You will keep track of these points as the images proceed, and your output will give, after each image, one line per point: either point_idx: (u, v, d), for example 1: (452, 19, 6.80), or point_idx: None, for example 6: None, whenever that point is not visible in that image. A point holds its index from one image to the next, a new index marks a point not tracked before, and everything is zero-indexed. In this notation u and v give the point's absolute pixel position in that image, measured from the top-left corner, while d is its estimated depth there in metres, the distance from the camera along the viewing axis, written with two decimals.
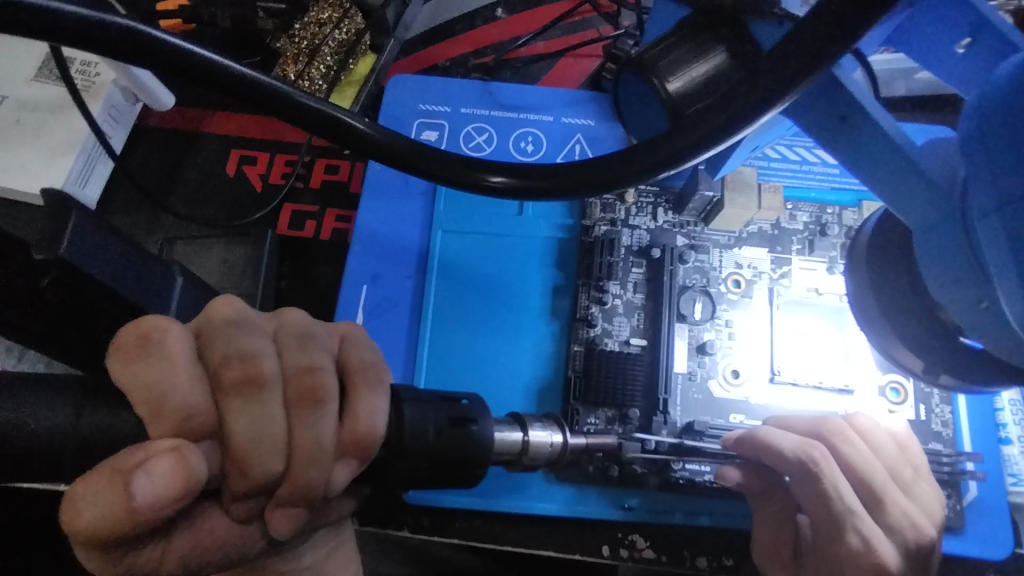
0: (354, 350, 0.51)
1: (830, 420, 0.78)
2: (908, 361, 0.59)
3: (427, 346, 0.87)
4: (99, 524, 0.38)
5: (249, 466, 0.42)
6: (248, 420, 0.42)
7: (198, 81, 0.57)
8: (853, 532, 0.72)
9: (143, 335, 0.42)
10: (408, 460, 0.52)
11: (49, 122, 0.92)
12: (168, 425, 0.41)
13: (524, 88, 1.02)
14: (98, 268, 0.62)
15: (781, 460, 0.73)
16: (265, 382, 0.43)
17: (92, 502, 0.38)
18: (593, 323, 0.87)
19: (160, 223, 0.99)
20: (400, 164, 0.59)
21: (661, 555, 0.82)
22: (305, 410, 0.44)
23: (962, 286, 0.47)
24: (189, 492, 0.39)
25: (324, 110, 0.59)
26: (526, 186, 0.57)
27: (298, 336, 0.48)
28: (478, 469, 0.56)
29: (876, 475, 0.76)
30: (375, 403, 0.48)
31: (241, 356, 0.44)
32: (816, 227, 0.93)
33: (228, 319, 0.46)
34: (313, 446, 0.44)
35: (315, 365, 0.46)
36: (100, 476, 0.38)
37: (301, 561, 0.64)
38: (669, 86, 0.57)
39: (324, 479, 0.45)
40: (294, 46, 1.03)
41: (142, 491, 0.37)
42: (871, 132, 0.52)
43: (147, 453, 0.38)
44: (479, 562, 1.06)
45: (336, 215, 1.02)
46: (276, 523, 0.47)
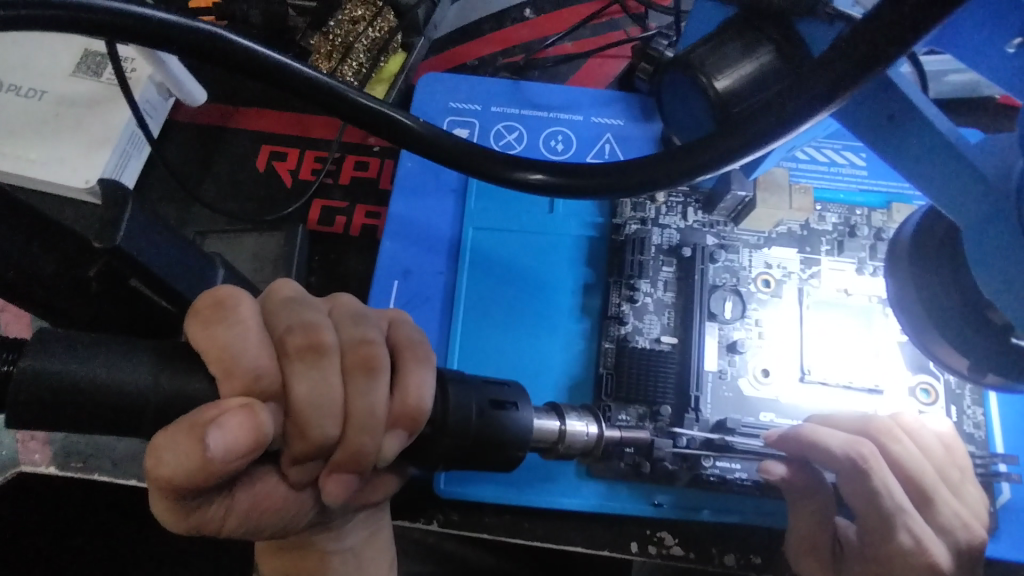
0: (402, 330, 0.55)
1: (878, 419, 0.79)
2: (951, 359, 0.60)
3: (459, 341, 0.87)
4: (179, 472, 0.41)
5: (309, 429, 0.45)
6: (309, 385, 0.45)
7: (259, 77, 0.60)
8: (904, 529, 0.74)
9: (218, 302, 0.46)
10: (451, 437, 0.55)
11: (87, 115, 0.93)
12: (237, 384, 0.43)
13: (554, 88, 1.03)
14: (146, 256, 0.66)
15: (830, 457, 0.75)
16: (324, 350, 0.46)
17: (172, 452, 0.41)
18: (624, 320, 0.87)
19: (192, 215, 1.01)
20: (449, 161, 0.61)
21: (689, 553, 0.83)
22: (361, 379, 0.47)
23: (1015, 282, 0.47)
24: (258, 445, 0.41)
25: (378, 109, 0.61)
26: (569, 185, 0.58)
27: (352, 315, 0.51)
28: (516, 452, 0.60)
29: (926, 474, 0.77)
30: (422, 378, 0.51)
31: (303, 326, 0.47)
32: (846, 228, 0.93)
33: (289, 297, 0.50)
34: (366, 414, 0.47)
35: (368, 338, 0.49)
36: (177, 429, 0.41)
37: (343, 541, 0.66)
38: (716, 84, 0.57)
39: (375, 447, 0.48)
40: (328, 43, 1.03)
41: (215, 445, 0.39)
42: (920, 130, 0.53)
43: (218, 409, 0.40)
44: (494, 560, 1.06)
45: (365, 211, 1.03)
46: (330, 488, 0.50)
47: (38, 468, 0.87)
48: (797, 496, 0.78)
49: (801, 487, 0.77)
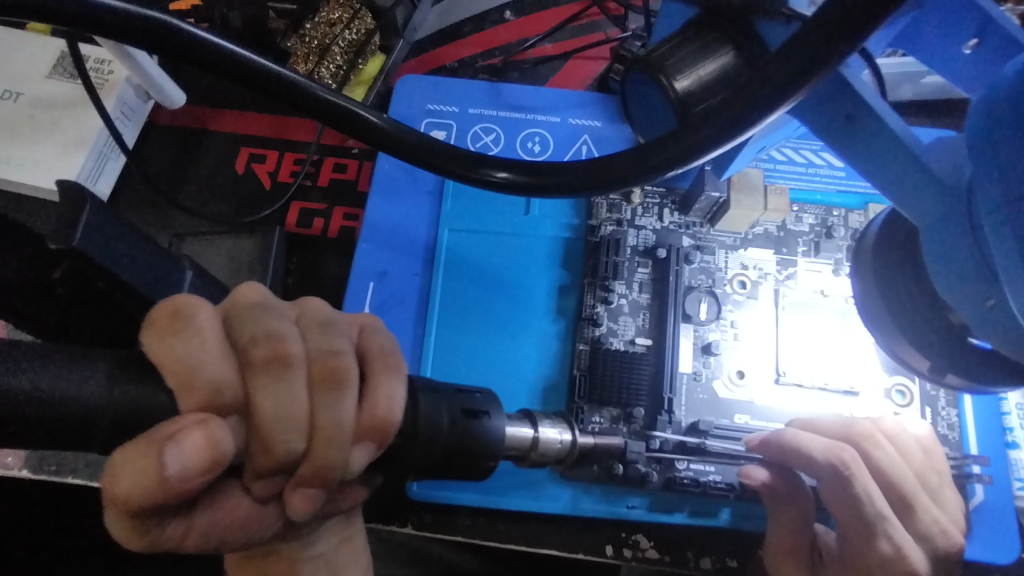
0: (374, 338, 0.53)
1: (860, 423, 0.78)
2: (914, 361, 0.59)
3: (433, 342, 0.87)
4: (135, 490, 0.40)
5: (274, 443, 0.43)
6: (275, 399, 0.43)
7: (220, 73, 0.59)
8: (886, 538, 0.73)
9: (176, 311, 0.43)
10: (422, 446, 0.53)
11: (63, 118, 0.93)
12: (196, 398, 0.41)
13: (532, 90, 1.02)
14: (113, 257, 0.64)
15: (811, 463, 0.73)
16: (290, 362, 0.44)
17: (129, 469, 0.40)
18: (598, 322, 0.87)
19: (171, 218, 1.01)
20: (411, 159, 0.60)
21: (664, 556, 0.82)
22: (328, 392, 0.45)
23: (967, 283, 0.47)
24: (216, 464, 0.40)
25: (338, 102, 0.60)
26: (532, 183, 0.56)
27: (319, 322, 0.50)
28: (488, 460, 0.59)
29: (908, 479, 0.77)
30: (393, 390, 0.50)
31: (270, 336, 0.45)
32: (822, 229, 0.93)
33: (253, 303, 0.48)
34: (333, 427, 0.45)
35: (337, 349, 0.47)
36: (135, 447, 0.40)
37: (314, 548, 0.65)
38: (677, 85, 0.57)
39: (343, 462, 0.46)
40: (304, 46, 1.04)
41: (173, 462, 0.39)
42: (879, 130, 0.52)
43: (176, 425, 0.39)
44: (478, 560, 1.04)
45: (344, 214, 1.03)
46: (295, 504, 0.48)
47: (10, 472, 0.85)
48: (778, 503, 0.77)
49: (788, 493, 0.76)
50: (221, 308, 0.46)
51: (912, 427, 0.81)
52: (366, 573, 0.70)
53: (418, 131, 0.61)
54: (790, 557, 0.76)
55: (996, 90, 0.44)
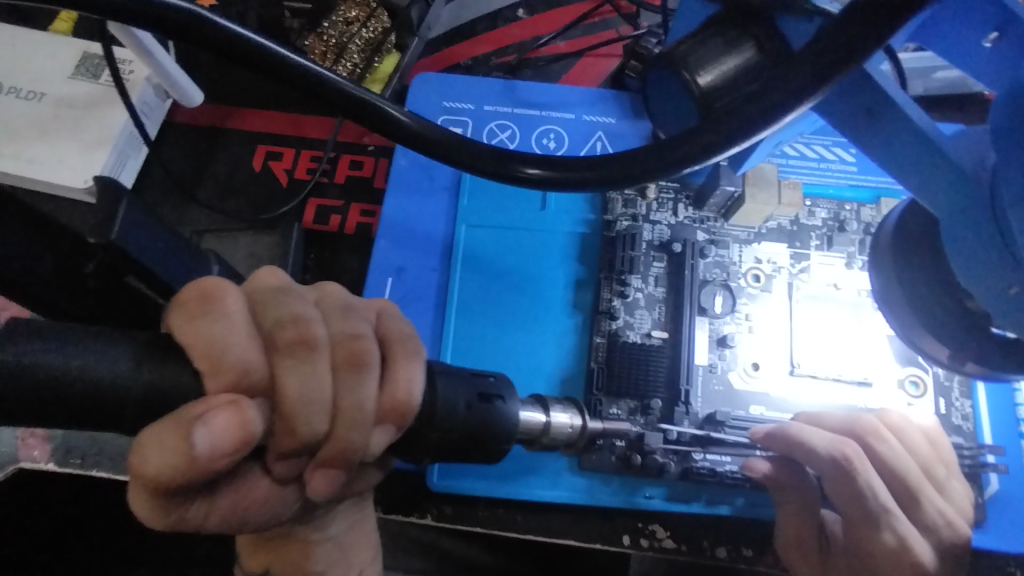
0: (392, 323, 0.54)
1: (865, 418, 0.80)
2: (933, 350, 0.60)
3: (452, 336, 0.89)
4: (162, 471, 0.40)
5: (297, 425, 0.44)
6: (299, 380, 0.44)
7: (250, 67, 0.60)
8: (888, 529, 0.76)
9: (203, 294, 0.44)
10: (437, 429, 0.55)
11: (86, 117, 0.94)
12: (226, 379, 0.42)
13: (547, 87, 1.04)
14: (140, 250, 0.66)
15: (814, 457, 0.76)
16: (316, 344, 0.45)
17: (156, 449, 0.40)
18: (615, 315, 0.88)
19: (190, 214, 1.02)
20: (436, 154, 0.60)
21: (682, 545, 0.84)
22: (350, 374, 0.46)
23: (990, 272, 0.49)
24: (245, 443, 0.41)
25: (362, 97, 0.60)
26: (560, 178, 0.57)
27: (339, 307, 0.50)
28: (504, 444, 0.60)
29: (912, 472, 0.78)
30: (412, 372, 0.50)
31: (295, 319, 0.45)
32: (835, 223, 0.94)
33: (273, 287, 0.49)
34: (356, 409, 0.46)
35: (357, 332, 0.48)
36: (163, 427, 0.40)
37: (326, 531, 0.66)
38: (699, 80, 0.58)
39: (364, 443, 0.48)
40: (322, 44, 1.06)
41: (203, 442, 0.39)
42: (900, 123, 0.53)
43: (206, 405, 0.40)
44: (490, 557, 1.05)
45: (360, 210, 1.04)
46: (316, 483, 0.49)
47: (37, 465, 0.87)
48: (783, 495, 0.78)
49: (789, 486, 0.77)
50: (242, 290, 0.46)
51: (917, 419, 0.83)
52: (372, 556, 0.72)
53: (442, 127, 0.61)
54: (801, 548, 0.78)
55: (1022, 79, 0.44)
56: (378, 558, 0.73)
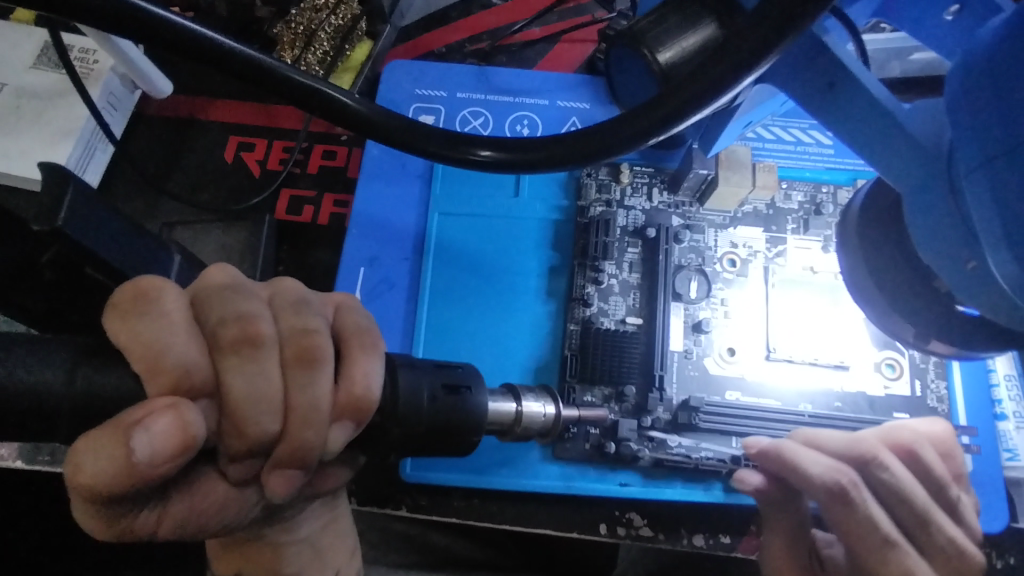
0: (350, 316, 0.52)
1: (865, 441, 0.76)
2: (901, 329, 0.59)
3: (424, 326, 0.87)
4: (100, 478, 0.39)
5: (247, 425, 0.43)
6: (246, 377, 0.42)
7: (195, 59, 0.58)
8: (898, 564, 0.71)
9: (140, 292, 0.42)
10: (403, 424, 0.53)
11: (49, 108, 0.93)
12: (164, 382, 0.41)
13: (520, 73, 1.02)
14: (94, 240, 0.65)
15: (807, 481, 0.73)
16: (262, 342, 0.43)
17: (94, 457, 0.39)
18: (589, 302, 0.87)
19: (161, 207, 1.00)
20: (393, 141, 0.60)
21: (659, 533, 0.83)
22: (302, 371, 0.44)
23: (949, 247, 0.48)
24: (188, 449, 0.39)
25: (310, 85, 0.59)
26: (516, 160, 0.56)
27: (293, 302, 0.48)
28: (471, 435, 0.58)
29: (923, 498, 0.74)
30: (370, 366, 0.49)
31: (239, 317, 0.44)
32: (811, 207, 0.93)
33: (223, 284, 0.46)
34: (309, 407, 0.44)
35: (310, 328, 0.46)
36: (101, 432, 0.39)
37: (297, 532, 0.65)
38: (660, 57, 0.57)
39: (321, 442, 0.46)
40: (291, 32, 1.04)
41: (141, 448, 0.38)
42: (860, 96, 0.52)
43: (144, 410, 0.38)
44: (480, 552, 0.97)
45: (333, 201, 1.03)
46: (273, 485, 0.47)
47: (6, 463, 0.85)
48: (774, 509, 0.78)
49: (780, 501, 0.77)
50: (187, 291, 0.45)
51: (920, 427, 0.80)
52: (349, 556, 0.70)
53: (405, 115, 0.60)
54: (787, 565, 0.76)
55: (977, 50, 0.43)
56: (354, 557, 0.71)
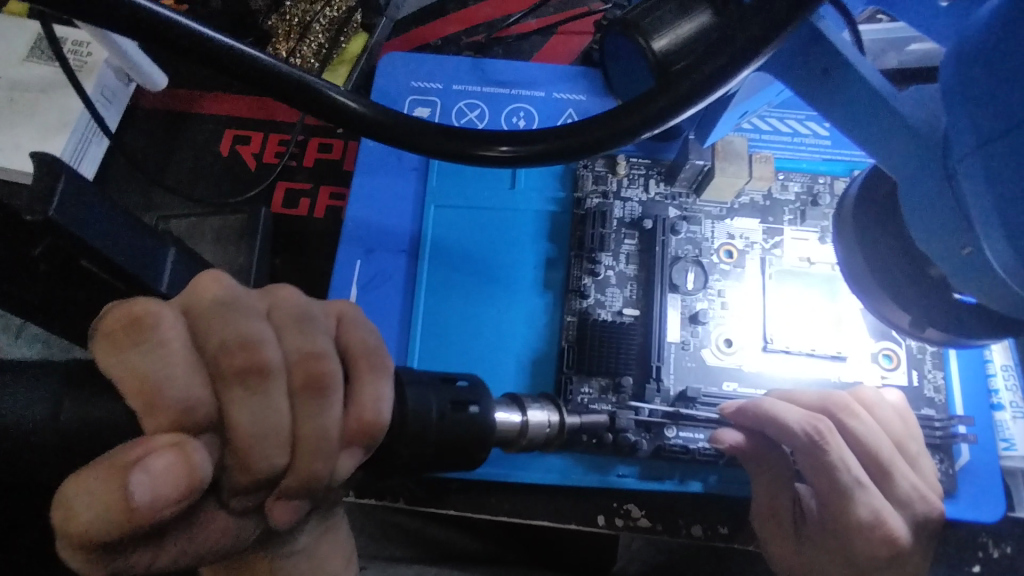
0: (355, 333, 0.48)
1: (836, 395, 0.80)
2: (895, 317, 0.59)
3: (422, 315, 0.87)
4: (93, 527, 0.34)
5: (254, 461, 0.39)
6: (251, 412, 0.39)
7: (171, 50, 0.53)
8: (863, 504, 0.75)
9: (134, 320, 0.37)
10: (411, 445, 0.51)
11: (43, 102, 0.93)
12: (164, 420, 0.36)
13: (516, 65, 1.02)
14: (81, 229, 0.64)
15: (787, 431, 0.75)
16: (269, 372, 0.39)
17: (85, 503, 0.34)
18: (585, 293, 0.87)
19: (157, 202, 1.00)
20: (389, 138, 0.57)
21: (656, 525, 0.82)
22: (311, 400, 0.41)
23: (946, 234, 0.47)
24: (192, 490, 0.35)
25: (299, 75, 0.56)
26: (524, 153, 0.54)
27: (296, 316, 0.44)
28: (479, 452, 0.56)
29: (885, 449, 0.78)
30: (379, 390, 0.46)
31: (244, 343, 0.39)
32: (808, 197, 0.93)
33: (217, 300, 0.40)
34: (317, 436, 0.41)
35: (319, 351, 0.43)
36: (93, 474, 0.34)
37: (293, 538, 0.63)
38: (655, 46, 0.56)
39: (329, 471, 0.43)
40: (285, 24, 1.04)
41: (140, 492, 0.33)
42: (854, 82, 0.53)
43: (144, 448, 0.34)
44: (479, 545, 0.97)
45: (330, 193, 1.03)
46: (277, 514, 0.44)
47: None
48: (756, 463, 0.78)
49: (762, 456, 0.78)
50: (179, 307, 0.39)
51: (887, 395, 0.82)
52: (346, 563, 0.69)
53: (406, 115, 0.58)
54: (775, 522, 0.78)
55: (971, 34, 0.43)
56: (351, 563, 0.69)
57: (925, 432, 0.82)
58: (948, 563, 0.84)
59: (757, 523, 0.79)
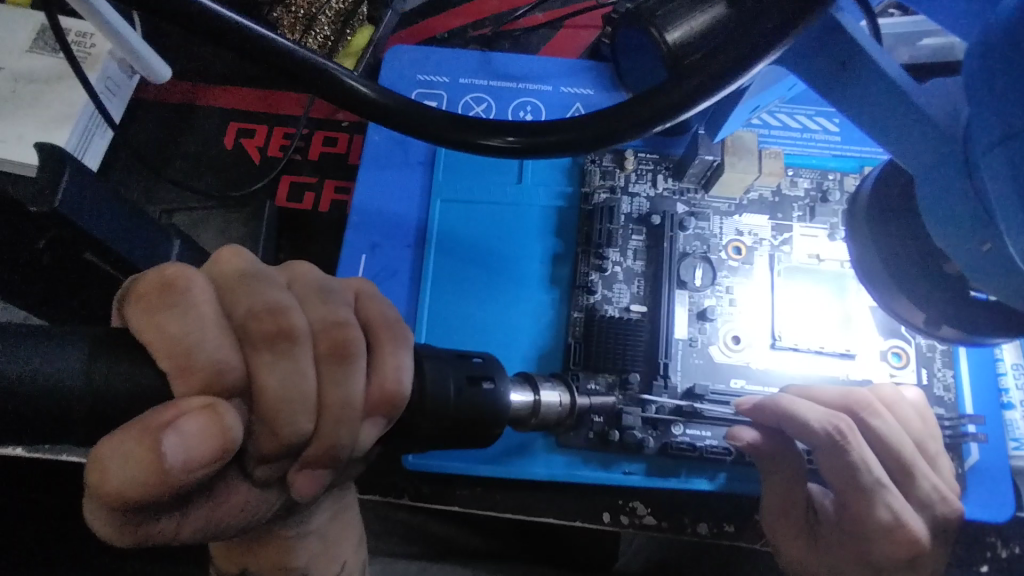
0: (373, 305, 0.47)
1: (858, 392, 0.79)
2: (909, 315, 0.59)
3: (427, 309, 0.87)
4: (129, 488, 0.33)
5: (280, 426, 0.38)
6: (279, 376, 0.38)
7: (181, 26, 0.53)
8: (883, 504, 0.75)
9: (167, 283, 0.36)
10: (431, 421, 0.50)
11: (46, 92, 0.92)
12: (196, 381, 0.36)
13: (524, 58, 1.01)
14: (83, 217, 0.64)
15: (806, 429, 0.74)
16: (297, 336, 0.38)
17: (122, 463, 0.33)
18: (593, 289, 0.87)
19: (160, 193, 1.00)
20: (398, 127, 0.56)
21: (661, 522, 0.82)
22: (336, 366, 0.40)
23: (966, 230, 0.47)
24: (224, 453, 0.35)
25: (306, 56, 0.54)
26: (534, 143, 0.53)
27: (316, 290, 0.43)
28: (495, 427, 0.56)
29: (907, 448, 0.78)
30: (400, 359, 0.45)
31: (271, 309, 0.39)
32: (817, 193, 0.92)
33: (240, 271, 0.40)
34: (342, 405, 0.41)
35: (341, 320, 0.42)
36: (127, 434, 0.34)
37: (309, 523, 0.62)
38: (669, 38, 0.55)
39: (352, 440, 0.42)
40: (290, 16, 1.03)
41: (174, 453, 0.33)
42: (872, 76, 0.52)
43: (176, 411, 0.34)
44: (483, 542, 0.96)
45: (334, 187, 1.02)
46: (300, 485, 0.43)
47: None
48: (770, 465, 0.77)
49: (779, 455, 0.76)
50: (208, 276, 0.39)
51: (907, 392, 0.81)
52: (356, 549, 0.68)
53: (420, 101, 0.56)
54: (785, 518, 0.78)
55: (993, 26, 0.42)
56: (362, 547, 0.69)
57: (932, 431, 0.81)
58: (957, 563, 0.83)
59: (768, 521, 0.79)
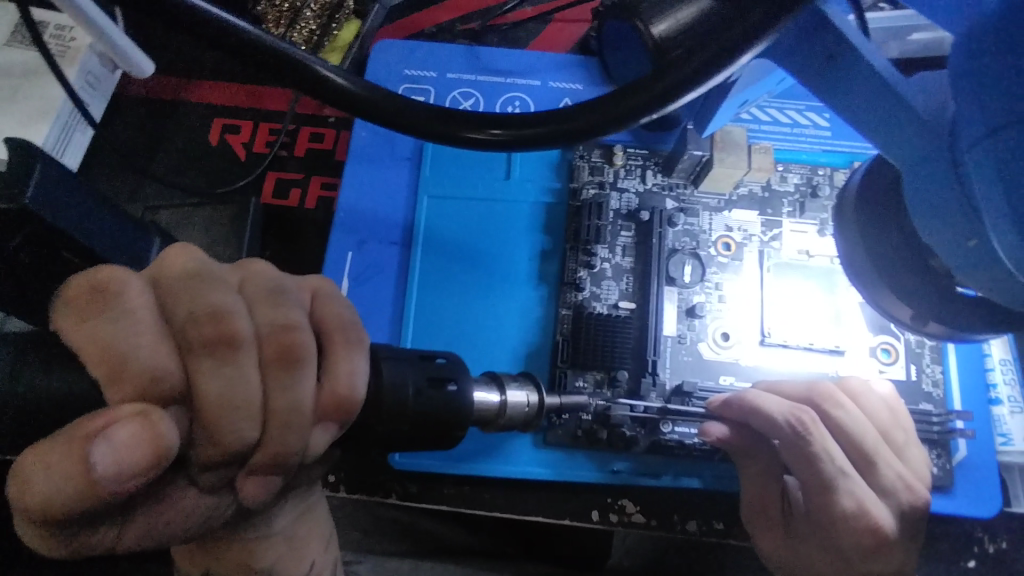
0: (331, 307, 0.46)
1: (821, 384, 0.78)
2: (897, 311, 0.59)
3: (414, 305, 0.86)
4: (57, 498, 0.33)
5: (222, 434, 0.37)
6: (221, 381, 0.36)
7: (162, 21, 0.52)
8: (847, 493, 0.74)
9: (100, 287, 0.36)
10: (387, 422, 0.49)
11: (23, 88, 0.91)
12: (129, 388, 0.35)
13: (512, 53, 1.00)
14: (53, 212, 0.63)
15: (770, 422, 0.74)
16: (240, 342, 0.37)
17: (48, 475, 0.33)
18: (581, 286, 0.86)
19: (139, 189, 0.98)
20: (381, 122, 0.55)
21: (651, 520, 0.81)
22: (283, 372, 0.39)
23: (950, 226, 0.46)
24: (159, 461, 0.34)
25: (288, 50, 0.54)
26: (517, 138, 0.52)
27: (269, 290, 0.42)
28: (458, 430, 0.55)
29: (870, 436, 0.76)
30: (355, 364, 0.44)
31: (213, 313, 0.37)
32: (807, 189, 0.92)
33: (186, 271, 0.39)
34: (290, 411, 0.39)
35: (291, 323, 0.40)
36: (54, 444, 0.33)
37: (273, 525, 0.61)
38: (653, 31, 0.50)
39: (303, 446, 0.41)
40: (275, 12, 1.02)
41: (103, 461, 0.32)
42: (861, 70, 0.51)
43: (107, 418, 0.33)
44: (474, 538, 0.96)
45: (321, 184, 1.01)
46: (249, 490, 0.42)
47: None
48: (741, 457, 0.77)
49: (749, 449, 0.77)
50: (150, 277, 0.38)
51: (877, 386, 0.80)
52: (327, 547, 0.67)
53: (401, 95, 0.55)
54: (765, 515, 0.77)
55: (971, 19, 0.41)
56: (334, 548, 0.68)
57: (922, 428, 0.81)
58: (944, 557, 0.83)
59: (745, 515, 0.78)
